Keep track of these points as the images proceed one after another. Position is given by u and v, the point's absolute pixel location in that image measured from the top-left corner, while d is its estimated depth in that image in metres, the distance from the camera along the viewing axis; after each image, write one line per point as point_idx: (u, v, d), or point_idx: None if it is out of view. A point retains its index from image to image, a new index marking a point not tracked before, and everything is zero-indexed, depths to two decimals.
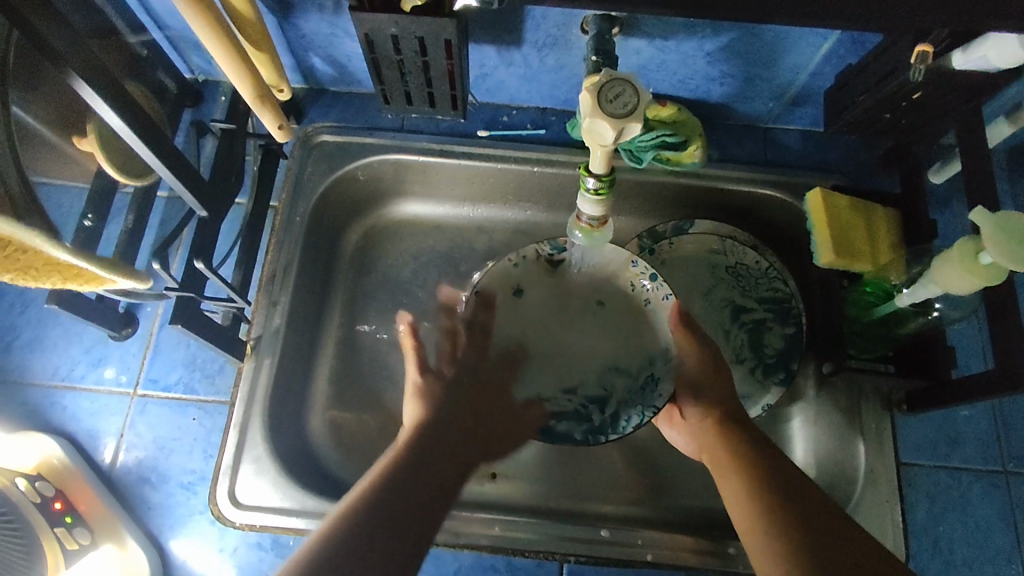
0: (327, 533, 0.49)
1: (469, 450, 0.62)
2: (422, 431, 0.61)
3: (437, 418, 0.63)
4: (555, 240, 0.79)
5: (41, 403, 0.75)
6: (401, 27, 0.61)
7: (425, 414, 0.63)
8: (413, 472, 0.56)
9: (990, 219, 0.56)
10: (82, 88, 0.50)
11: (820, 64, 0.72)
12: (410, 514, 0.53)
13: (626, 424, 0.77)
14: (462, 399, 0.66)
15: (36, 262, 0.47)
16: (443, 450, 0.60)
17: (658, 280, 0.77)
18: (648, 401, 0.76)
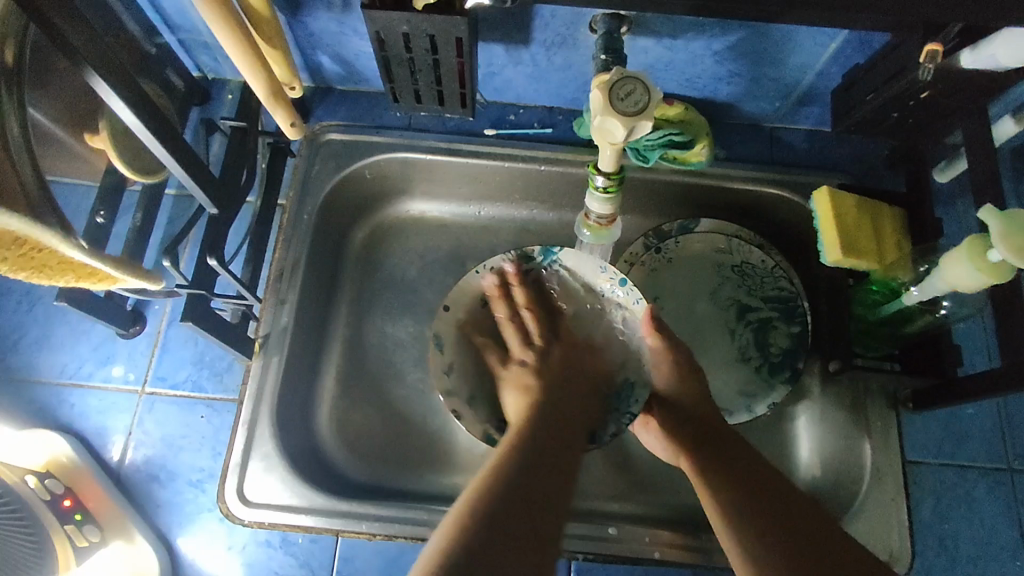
0: (463, 520, 0.53)
1: (567, 437, 0.66)
2: (527, 425, 0.66)
3: (541, 416, 0.68)
4: (525, 251, 0.79)
5: (49, 401, 0.74)
6: (412, 25, 0.61)
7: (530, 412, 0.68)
8: (531, 458, 0.61)
9: (999, 217, 0.56)
10: (96, 83, 0.50)
11: (827, 64, 0.73)
12: (531, 522, 0.54)
13: (605, 433, 0.74)
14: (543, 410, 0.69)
15: (52, 261, 0.47)
16: (553, 439, 0.65)
17: (626, 284, 0.77)
18: (625, 406, 0.76)
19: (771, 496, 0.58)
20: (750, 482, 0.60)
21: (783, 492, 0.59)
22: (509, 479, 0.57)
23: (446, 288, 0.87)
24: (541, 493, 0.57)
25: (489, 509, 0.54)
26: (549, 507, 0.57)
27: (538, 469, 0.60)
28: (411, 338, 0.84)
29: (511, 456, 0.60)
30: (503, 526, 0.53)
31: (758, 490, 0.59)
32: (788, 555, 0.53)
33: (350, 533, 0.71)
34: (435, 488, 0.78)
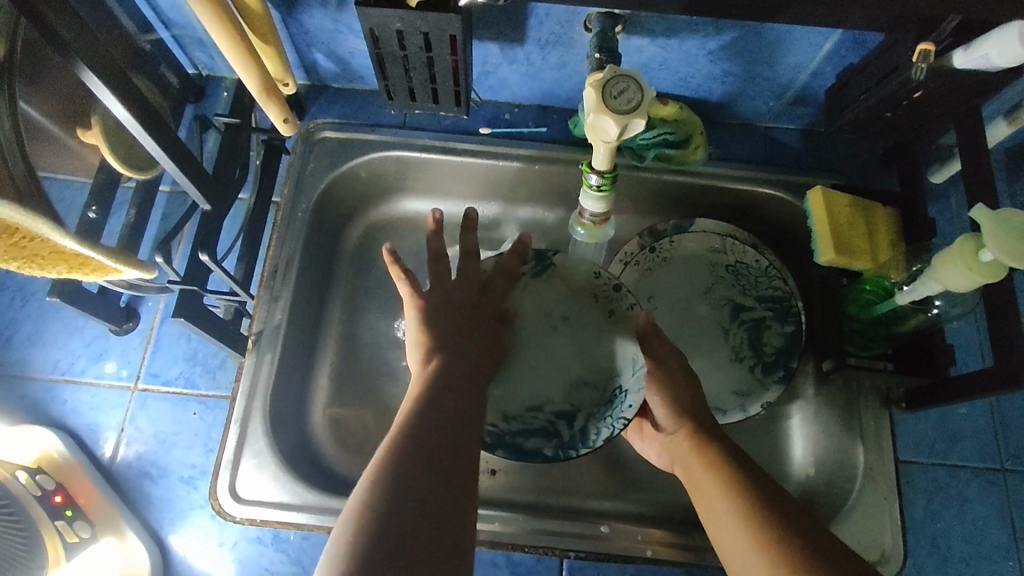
0: (368, 504, 0.44)
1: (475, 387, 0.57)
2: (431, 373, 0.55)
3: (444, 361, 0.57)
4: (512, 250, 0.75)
5: (41, 397, 0.74)
6: (406, 22, 0.61)
7: (438, 359, 0.57)
8: (437, 418, 0.51)
9: (990, 217, 0.56)
10: (88, 79, 0.50)
11: (820, 64, 0.73)
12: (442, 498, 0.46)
13: (595, 437, 0.68)
14: (449, 354, 0.58)
15: (43, 250, 0.47)
16: (461, 390, 0.55)
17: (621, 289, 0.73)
18: (618, 412, 0.68)
19: (772, 485, 0.56)
20: (750, 470, 0.57)
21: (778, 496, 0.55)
22: (410, 453, 0.47)
23: None
24: (452, 460, 0.49)
25: (395, 488, 0.45)
26: (460, 473, 0.48)
27: (446, 436, 0.50)
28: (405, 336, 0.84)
29: (417, 423, 0.50)
30: (413, 506, 0.45)
31: (758, 479, 0.56)
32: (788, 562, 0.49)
33: None
34: None
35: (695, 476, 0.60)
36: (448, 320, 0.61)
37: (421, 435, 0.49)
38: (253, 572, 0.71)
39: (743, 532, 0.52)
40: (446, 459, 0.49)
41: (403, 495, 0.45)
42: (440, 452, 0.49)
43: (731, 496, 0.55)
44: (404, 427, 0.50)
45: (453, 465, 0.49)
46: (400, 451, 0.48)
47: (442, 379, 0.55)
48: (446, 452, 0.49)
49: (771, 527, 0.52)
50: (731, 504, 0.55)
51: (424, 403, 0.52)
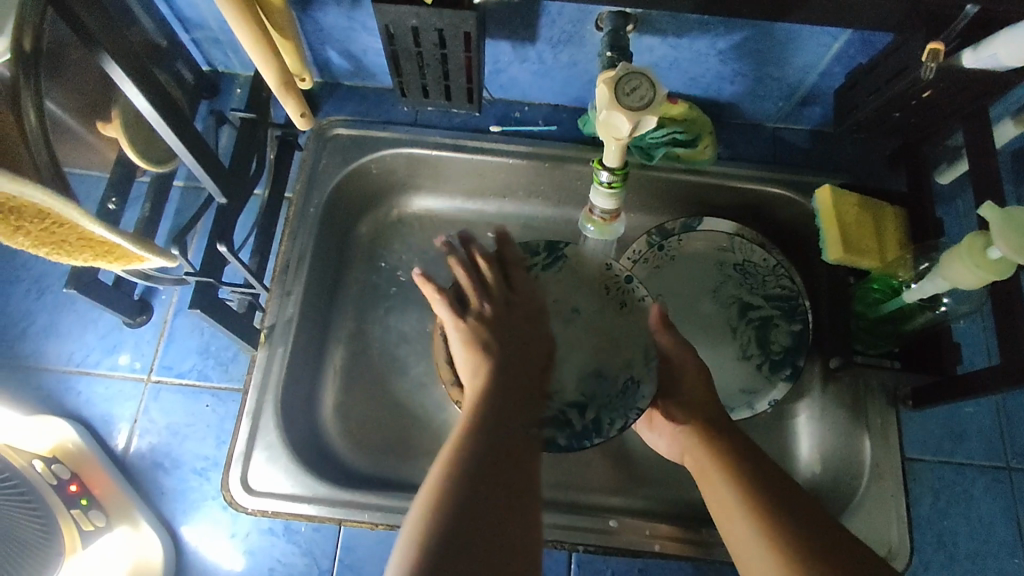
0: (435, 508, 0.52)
1: (523, 403, 0.65)
2: (482, 407, 0.61)
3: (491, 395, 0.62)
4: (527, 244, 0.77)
5: (56, 388, 0.75)
6: (422, 19, 0.62)
7: (486, 379, 0.64)
8: (492, 438, 0.58)
9: (999, 214, 0.57)
10: (112, 69, 0.51)
11: (830, 64, 0.74)
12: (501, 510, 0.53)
13: (609, 426, 0.70)
14: (497, 375, 0.65)
15: (72, 237, 0.48)
16: (509, 410, 0.62)
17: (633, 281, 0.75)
18: (631, 401, 0.71)
19: (784, 489, 0.56)
20: (761, 472, 0.58)
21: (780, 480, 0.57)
22: (472, 468, 0.55)
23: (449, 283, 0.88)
24: (506, 475, 0.56)
25: (457, 499, 0.53)
26: (516, 488, 0.56)
27: (497, 470, 0.56)
28: (415, 332, 0.85)
29: (466, 458, 0.56)
30: (474, 515, 0.52)
31: (770, 481, 0.57)
32: (791, 541, 0.52)
33: (353, 521, 0.71)
34: None
35: (705, 475, 0.60)
36: (498, 336, 0.69)
37: (479, 453, 0.56)
38: (264, 563, 0.72)
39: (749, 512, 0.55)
40: (494, 489, 0.54)
41: (464, 502, 0.53)
42: (498, 467, 0.56)
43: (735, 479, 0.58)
44: (463, 440, 0.57)
45: (509, 479, 0.56)
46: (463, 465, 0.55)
47: (494, 398, 0.62)
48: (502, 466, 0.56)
49: (780, 532, 0.52)
50: (741, 506, 0.56)
51: (474, 438, 0.58)
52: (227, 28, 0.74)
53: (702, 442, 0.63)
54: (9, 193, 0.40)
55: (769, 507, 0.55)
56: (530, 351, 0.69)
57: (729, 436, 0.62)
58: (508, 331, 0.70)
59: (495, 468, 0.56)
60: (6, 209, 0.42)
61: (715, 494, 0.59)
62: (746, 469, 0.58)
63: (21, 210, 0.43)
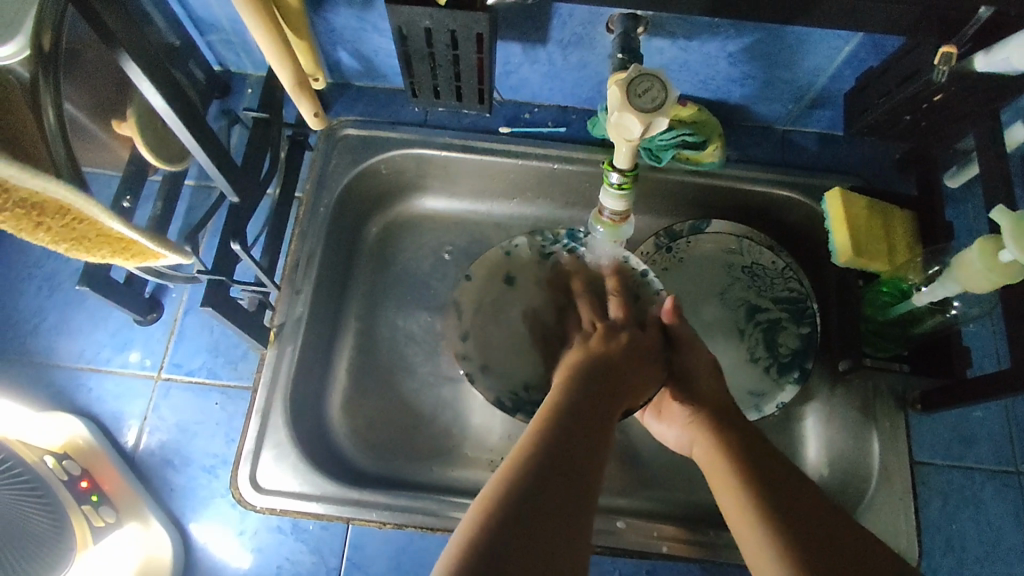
0: (470, 538, 0.46)
1: (601, 435, 0.57)
2: (557, 412, 0.57)
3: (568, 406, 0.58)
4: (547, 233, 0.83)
5: (67, 385, 0.76)
6: (435, 20, 0.63)
7: (557, 405, 0.58)
8: (553, 466, 0.51)
9: (1010, 218, 0.57)
10: (128, 68, 0.51)
11: (840, 67, 0.74)
12: (546, 553, 0.46)
13: None
14: (573, 404, 0.58)
15: (91, 233, 0.48)
16: (580, 440, 0.55)
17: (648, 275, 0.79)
18: None
19: (801, 495, 0.55)
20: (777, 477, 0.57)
21: (795, 485, 0.56)
22: (523, 496, 0.48)
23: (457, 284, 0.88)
24: (561, 512, 0.49)
25: (497, 528, 0.46)
26: (568, 528, 0.48)
27: (564, 473, 0.51)
28: (423, 332, 0.85)
29: (536, 456, 0.52)
30: (512, 550, 0.45)
31: (784, 485, 0.56)
32: (804, 546, 0.51)
33: (361, 520, 0.71)
34: (445, 481, 0.79)
35: (716, 469, 0.60)
36: (580, 372, 0.63)
37: (534, 479, 0.50)
38: (273, 561, 0.72)
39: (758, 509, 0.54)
40: (561, 488, 0.50)
41: (505, 536, 0.46)
42: (553, 500, 0.49)
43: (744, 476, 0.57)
44: (518, 464, 0.51)
45: (564, 517, 0.48)
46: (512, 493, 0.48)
47: (562, 425, 0.55)
48: (559, 502, 0.49)
49: (788, 538, 0.51)
50: (752, 505, 0.55)
51: (531, 463, 0.51)
52: (239, 29, 0.74)
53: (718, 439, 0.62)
54: (32, 188, 0.41)
55: (780, 509, 0.54)
56: (614, 386, 0.62)
57: (744, 435, 0.62)
58: (592, 365, 0.64)
59: (551, 502, 0.49)
60: (29, 204, 0.42)
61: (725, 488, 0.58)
62: (757, 467, 0.58)
63: (43, 205, 0.43)
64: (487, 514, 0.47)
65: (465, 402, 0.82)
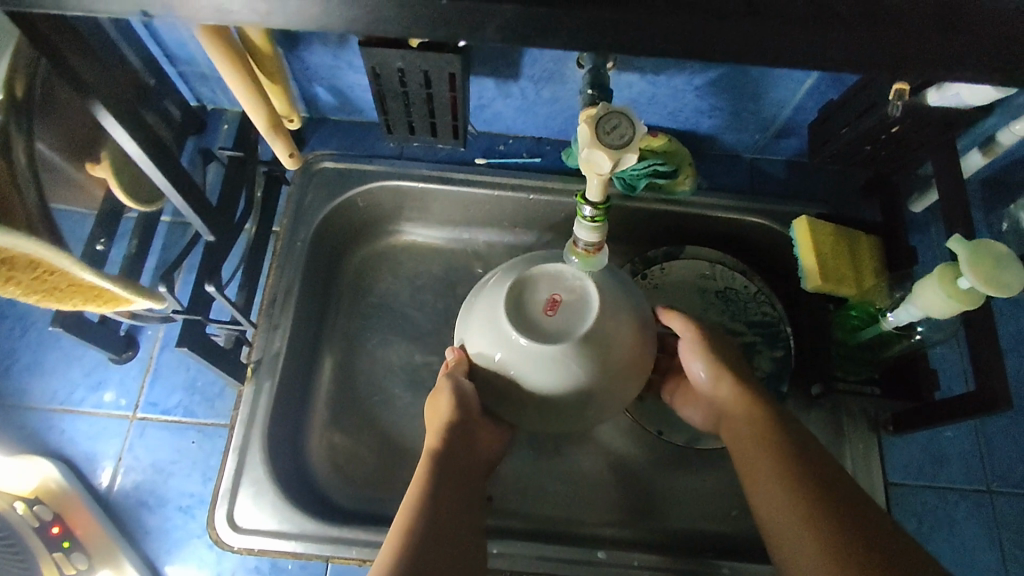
0: (400, 539, 0.57)
1: (470, 480, 0.64)
2: (444, 446, 0.63)
3: (455, 427, 0.64)
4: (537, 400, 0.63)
5: (38, 427, 0.74)
6: (407, 61, 0.64)
7: (447, 434, 0.64)
8: (443, 498, 0.61)
9: (966, 247, 0.58)
10: (103, 118, 0.53)
11: (803, 99, 0.76)
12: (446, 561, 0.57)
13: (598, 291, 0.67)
14: (460, 440, 0.64)
15: (63, 283, 0.49)
16: (460, 480, 0.63)
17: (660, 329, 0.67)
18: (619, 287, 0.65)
19: (834, 488, 0.58)
20: (822, 474, 0.58)
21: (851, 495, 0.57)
22: (428, 513, 0.59)
23: (437, 312, 0.88)
24: (451, 536, 0.59)
25: (421, 533, 0.57)
26: (457, 545, 0.59)
27: (454, 506, 0.61)
28: (402, 362, 0.85)
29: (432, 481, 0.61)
30: (430, 551, 0.57)
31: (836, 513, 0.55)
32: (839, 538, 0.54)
33: (341, 558, 0.71)
34: None
35: (749, 451, 0.62)
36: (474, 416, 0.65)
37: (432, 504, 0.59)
38: None
39: (794, 502, 0.57)
40: (453, 520, 0.60)
41: (423, 546, 0.57)
42: (447, 527, 0.59)
43: (779, 466, 0.60)
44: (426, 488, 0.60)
45: (456, 538, 0.60)
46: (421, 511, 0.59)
47: (453, 457, 0.64)
48: (451, 531, 0.60)
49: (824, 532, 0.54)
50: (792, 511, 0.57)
51: (432, 486, 0.61)
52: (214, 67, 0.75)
53: (773, 450, 0.61)
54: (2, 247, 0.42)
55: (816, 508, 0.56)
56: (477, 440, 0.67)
57: (807, 452, 0.60)
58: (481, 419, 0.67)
59: (444, 526, 0.59)
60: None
61: (757, 468, 0.61)
62: (803, 463, 0.59)
63: (13, 261, 0.44)
64: (409, 525, 0.58)
65: None
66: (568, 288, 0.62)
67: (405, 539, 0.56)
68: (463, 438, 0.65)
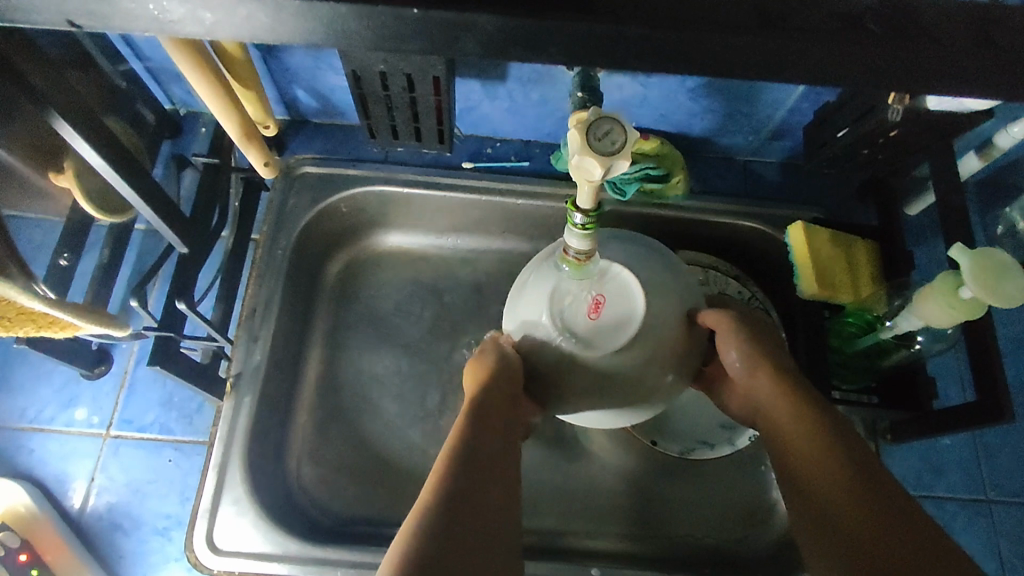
0: (420, 517, 0.49)
1: (500, 457, 0.57)
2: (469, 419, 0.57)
3: (481, 400, 0.58)
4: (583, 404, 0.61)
5: (6, 447, 0.71)
6: (389, 64, 0.61)
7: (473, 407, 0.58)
8: (473, 470, 0.53)
9: (969, 256, 0.57)
10: (62, 128, 0.50)
11: (797, 102, 0.74)
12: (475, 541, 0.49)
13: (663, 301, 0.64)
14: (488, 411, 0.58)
15: (10, 311, 0.48)
16: (490, 454, 0.56)
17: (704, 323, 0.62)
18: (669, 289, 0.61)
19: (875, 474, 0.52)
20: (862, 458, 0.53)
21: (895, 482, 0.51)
22: (453, 488, 0.51)
23: (424, 321, 0.85)
24: (481, 514, 0.51)
25: (444, 510, 0.50)
26: (490, 525, 0.51)
27: (483, 482, 0.53)
28: (388, 374, 0.82)
29: (457, 455, 0.54)
30: (453, 528, 0.49)
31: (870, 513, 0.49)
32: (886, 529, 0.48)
33: None
34: None
35: (788, 438, 0.57)
36: (505, 388, 0.59)
37: (458, 478, 0.52)
38: None
39: (836, 492, 0.52)
40: (482, 495, 0.52)
41: (448, 524, 0.49)
42: (477, 503, 0.52)
43: (821, 452, 0.54)
44: (450, 461, 0.53)
45: (487, 518, 0.51)
46: (445, 486, 0.51)
47: (482, 429, 0.57)
48: (481, 509, 0.51)
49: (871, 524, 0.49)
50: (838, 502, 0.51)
51: (457, 458, 0.54)
52: None
53: (816, 444, 0.55)
54: None
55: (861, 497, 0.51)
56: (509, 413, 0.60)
57: (851, 445, 0.54)
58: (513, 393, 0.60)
59: (472, 503, 0.51)
60: None
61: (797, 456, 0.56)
62: (843, 449, 0.54)
63: None
64: (433, 500, 0.50)
65: (434, 443, 0.79)
66: (615, 285, 0.60)
67: (424, 517, 0.49)
68: (490, 409, 0.58)
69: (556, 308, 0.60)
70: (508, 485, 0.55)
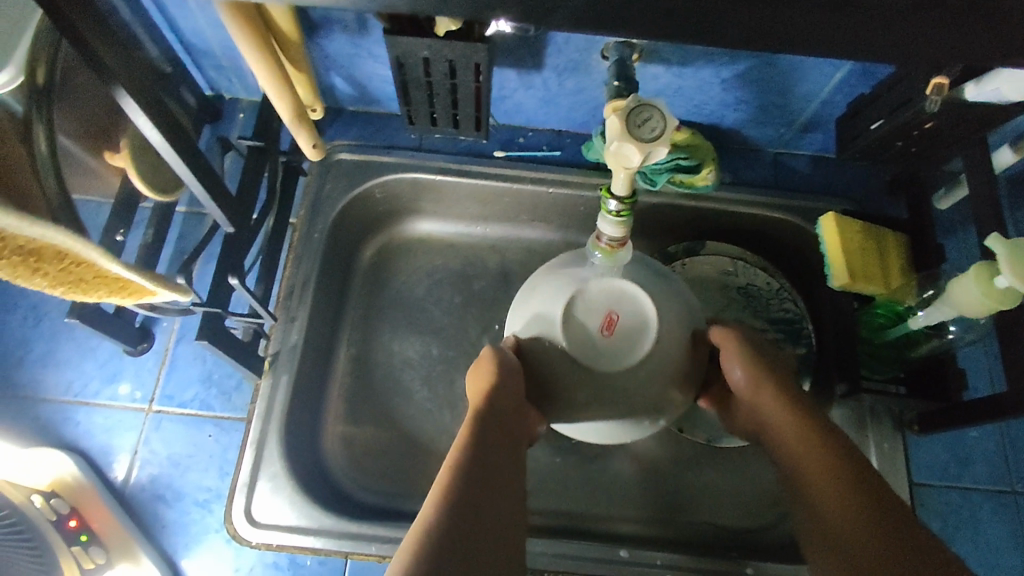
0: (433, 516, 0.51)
1: (510, 458, 0.59)
2: (482, 418, 0.58)
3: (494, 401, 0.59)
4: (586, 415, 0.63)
5: (53, 419, 0.74)
6: (433, 51, 0.63)
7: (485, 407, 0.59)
8: (483, 470, 0.55)
9: (1006, 246, 0.57)
10: (126, 103, 0.52)
11: (831, 93, 0.75)
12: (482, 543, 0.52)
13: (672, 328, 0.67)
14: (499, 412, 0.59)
15: (88, 275, 0.51)
16: (500, 456, 0.58)
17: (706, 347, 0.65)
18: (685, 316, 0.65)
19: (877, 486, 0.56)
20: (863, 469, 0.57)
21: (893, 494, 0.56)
22: (463, 489, 0.53)
23: (454, 306, 0.87)
24: (488, 516, 0.54)
25: (455, 512, 0.52)
26: (495, 527, 0.53)
27: (491, 483, 0.55)
28: (420, 358, 0.84)
29: (467, 457, 0.55)
30: (463, 530, 0.51)
31: (860, 508, 0.55)
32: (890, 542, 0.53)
33: (358, 555, 0.70)
34: None
35: (795, 450, 0.61)
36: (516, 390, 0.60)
37: (471, 478, 0.54)
38: None
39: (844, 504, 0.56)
40: (490, 498, 0.55)
41: (461, 526, 0.51)
42: (486, 505, 0.54)
43: (827, 463, 0.58)
44: (461, 459, 0.55)
45: (492, 521, 0.54)
46: (456, 486, 0.53)
47: (492, 430, 0.58)
48: (489, 511, 0.54)
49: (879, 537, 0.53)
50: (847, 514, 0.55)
51: (469, 457, 0.55)
52: (231, 55, 0.74)
53: (823, 457, 0.59)
54: (30, 236, 0.43)
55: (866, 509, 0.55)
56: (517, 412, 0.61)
57: (854, 457, 0.58)
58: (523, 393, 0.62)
59: (481, 504, 0.53)
60: (27, 251, 0.45)
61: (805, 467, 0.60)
62: (847, 461, 0.58)
63: (39, 252, 0.46)
64: (444, 500, 0.52)
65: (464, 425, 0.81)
66: (627, 303, 0.62)
67: (436, 517, 0.51)
68: (501, 409, 0.59)
69: (569, 312, 0.61)
70: (514, 488, 0.58)
